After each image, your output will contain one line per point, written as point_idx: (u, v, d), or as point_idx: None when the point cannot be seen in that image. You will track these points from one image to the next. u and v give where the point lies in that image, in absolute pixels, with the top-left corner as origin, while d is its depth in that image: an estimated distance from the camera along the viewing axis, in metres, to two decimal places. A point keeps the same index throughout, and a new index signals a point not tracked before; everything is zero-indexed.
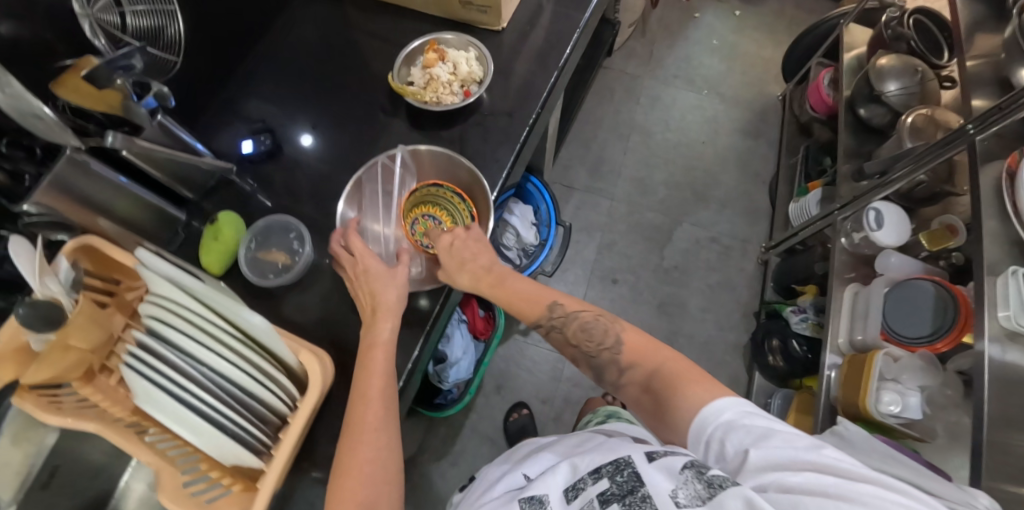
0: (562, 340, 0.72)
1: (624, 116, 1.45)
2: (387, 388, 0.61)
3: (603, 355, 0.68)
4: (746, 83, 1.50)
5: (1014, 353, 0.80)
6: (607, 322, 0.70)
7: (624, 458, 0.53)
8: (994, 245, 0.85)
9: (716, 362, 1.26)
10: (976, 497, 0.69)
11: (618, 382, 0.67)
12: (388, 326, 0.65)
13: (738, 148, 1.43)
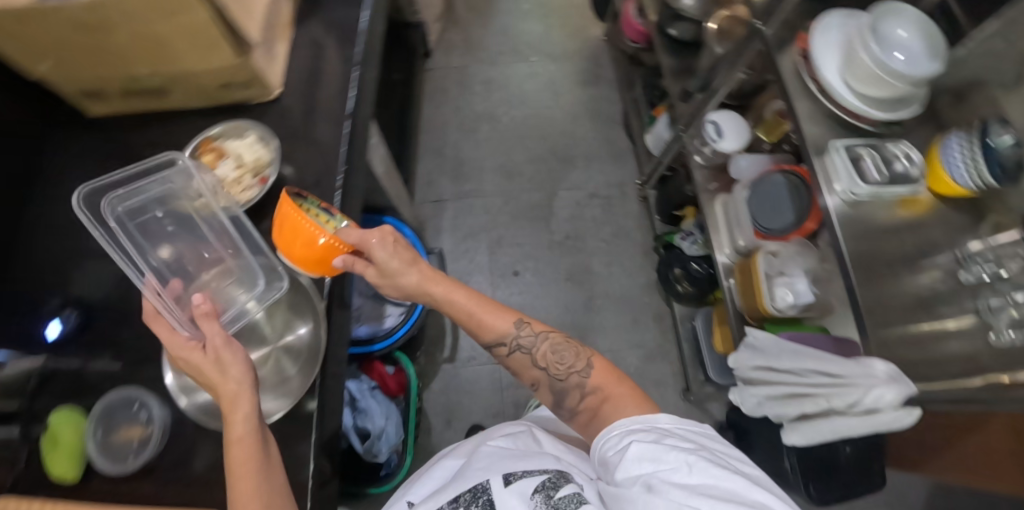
0: (524, 362, 0.78)
1: (466, 110, 1.44)
2: (260, 487, 0.54)
3: (566, 378, 0.75)
4: (567, 35, 1.53)
5: (865, 213, 0.86)
6: (579, 351, 0.76)
7: (483, 484, 0.68)
8: (813, 122, 0.89)
9: (636, 308, 1.29)
10: (873, 365, 0.75)
11: (572, 405, 0.74)
12: (248, 416, 0.55)
13: (581, 100, 1.46)
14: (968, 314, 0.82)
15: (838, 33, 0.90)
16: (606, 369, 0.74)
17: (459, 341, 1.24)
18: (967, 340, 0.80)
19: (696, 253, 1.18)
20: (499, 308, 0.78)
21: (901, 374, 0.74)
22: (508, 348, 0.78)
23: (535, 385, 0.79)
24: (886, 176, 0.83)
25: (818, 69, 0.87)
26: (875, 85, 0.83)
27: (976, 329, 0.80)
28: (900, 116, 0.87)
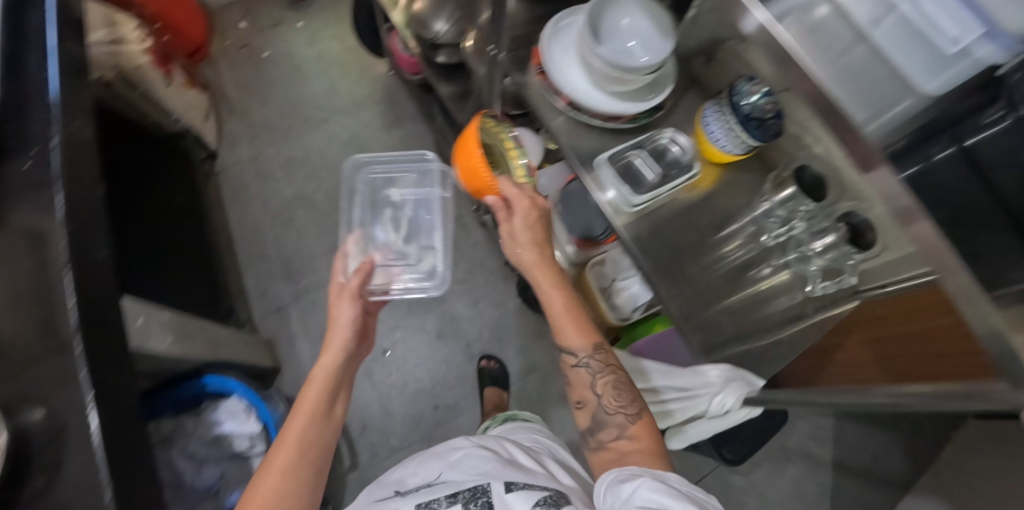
0: (584, 380, 0.67)
1: (275, 199, 1.34)
2: (314, 428, 0.63)
3: (612, 412, 0.64)
4: (353, 82, 1.47)
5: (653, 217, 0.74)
6: (638, 398, 0.65)
7: (482, 484, 0.59)
8: (582, 135, 0.80)
9: (517, 334, 1.26)
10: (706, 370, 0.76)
11: (602, 439, 0.63)
12: (330, 364, 0.71)
13: (389, 145, 1.41)
14: (783, 269, 0.78)
15: (569, 35, 0.77)
16: (648, 435, 0.61)
17: (355, 445, 1.16)
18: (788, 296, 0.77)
19: None
20: (590, 327, 0.69)
21: (734, 368, 0.77)
22: (575, 360, 0.68)
23: (580, 404, 0.67)
24: (660, 172, 0.72)
25: (562, 82, 0.75)
26: (624, 84, 0.72)
27: (792, 282, 0.78)
28: (656, 99, 0.76)
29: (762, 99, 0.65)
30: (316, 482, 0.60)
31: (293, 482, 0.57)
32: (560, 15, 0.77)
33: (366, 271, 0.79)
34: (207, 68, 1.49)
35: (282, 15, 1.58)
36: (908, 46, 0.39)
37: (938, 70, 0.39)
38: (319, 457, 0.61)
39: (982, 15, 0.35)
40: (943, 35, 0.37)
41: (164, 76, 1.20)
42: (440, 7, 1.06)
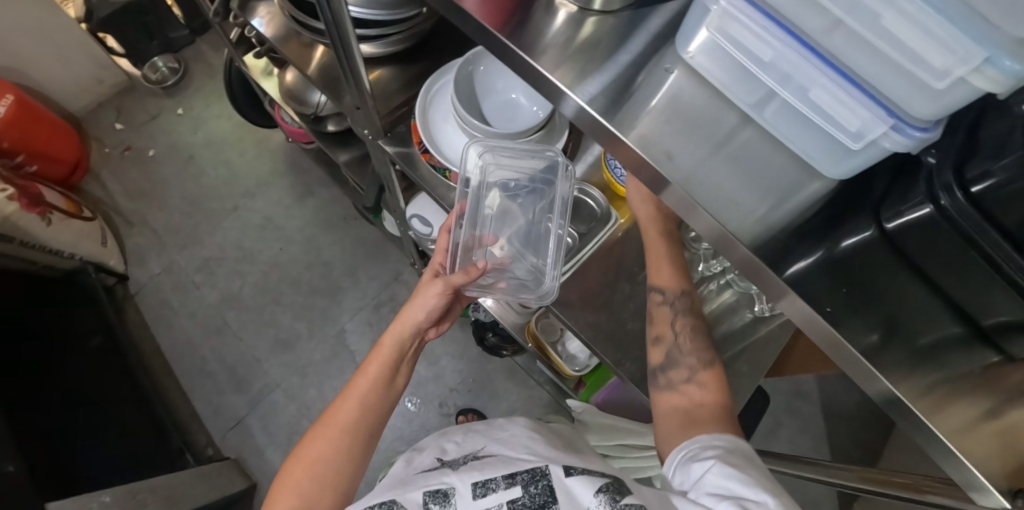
0: (668, 317, 0.59)
1: (201, 308, 1.25)
2: (363, 409, 0.57)
3: (686, 353, 0.56)
4: (253, 160, 1.38)
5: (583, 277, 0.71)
6: (715, 350, 0.57)
7: (541, 465, 0.47)
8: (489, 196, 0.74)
9: (488, 381, 1.22)
10: None
11: (670, 378, 0.55)
12: (398, 337, 0.62)
13: (307, 218, 1.32)
14: (726, 289, 0.73)
15: (445, 100, 0.70)
16: (717, 385, 0.53)
17: None
18: (735, 310, 0.72)
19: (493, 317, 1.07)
20: (682, 273, 0.60)
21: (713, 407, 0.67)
22: (662, 297, 0.59)
23: (655, 339, 0.58)
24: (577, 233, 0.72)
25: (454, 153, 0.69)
26: (512, 148, 0.66)
27: (737, 302, 0.72)
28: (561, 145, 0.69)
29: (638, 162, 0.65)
30: (351, 477, 0.54)
31: (328, 469, 0.52)
32: (430, 80, 0.69)
33: (474, 268, 0.61)
34: (92, 184, 1.37)
35: (158, 105, 1.46)
36: (808, 130, 0.34)
37: (844, 154, 0.34)
38: (376, 424, 0.57)
39: (886, 106, 0.29)
40: (845, 130, 0.32)
41: (42, 215, 1.10)
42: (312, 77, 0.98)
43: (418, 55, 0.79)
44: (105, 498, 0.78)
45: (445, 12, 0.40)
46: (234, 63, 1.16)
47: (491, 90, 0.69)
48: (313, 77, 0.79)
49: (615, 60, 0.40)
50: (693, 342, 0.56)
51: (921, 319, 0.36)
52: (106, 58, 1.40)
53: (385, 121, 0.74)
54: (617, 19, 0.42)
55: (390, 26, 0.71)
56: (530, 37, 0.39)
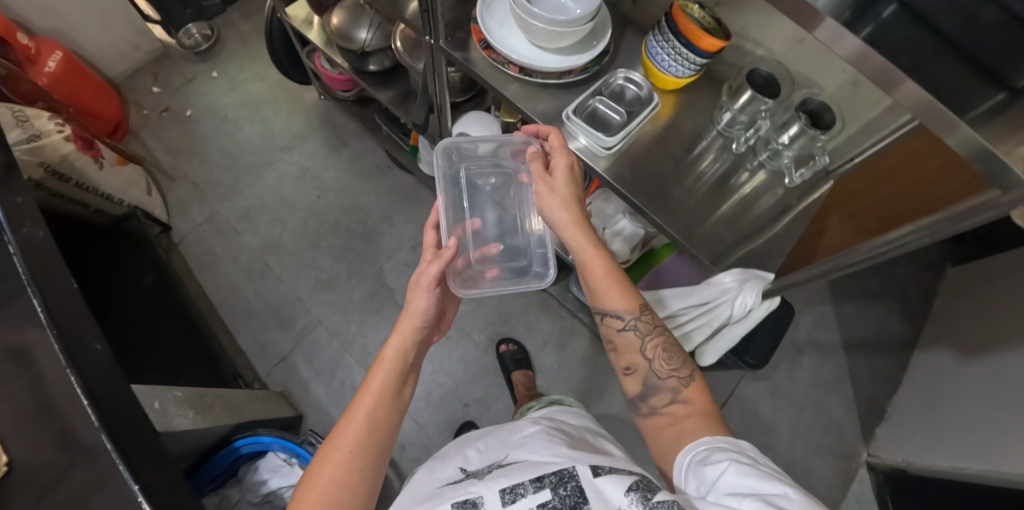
0: (633, 344, 0.62)
1: (243, 253, 1.30)
2: (371, 419, 0.55)
3: (665, 376, 0.59)
4: (287, 116, 1.44)
5: (629, 152, 0.76)
6: (688, 359, 0.60)
7: (569, 468, 0.49)
8: (539, 93, 0.79)
9: (523, 314, 1.26)
10: (723, 278, 0.76)
11: (654, 405, 0.58)
12: (400, 341, 0.62)
13: (342, 167, 1.38)
14: (759, 170, 0.78)
15: (498, 7, 0.77)
16: (701, 398, 0.56)
17: (400, 467, 1.12)
18: (770, 190, 0.77)
19: None
20: (629, 289, 0.63)
21: (747, 270, 0.74)
22: (620, 322, 0.62)
23: (628, 370, 0.62)
24: (625, 111, 0.76)
25: (509, 49, 0.74)
26: (566, 39, 0.72)
27: (770, 181, 0.77)
28: (605, 42, 0.76)
29: (701, 13, 0.70)
30: (364, 500, 0.51)
31: (343, 493, 0.50)
32: None
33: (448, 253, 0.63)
34: (132, 143, 1.42)
35: (193, 70, 1.52)
36: None
37: None
38: (381, 433, 0.55)
39: None
40: None
41: (95, 159, 1.15)
42: (359, 16, 1.04)
43: None
44: (178, 393, 0.82)
45: None
46: (276, 14, 1.22)
47: None
48: (381, 7, 0.88)
49: None
50: (670, 365, 0.59)
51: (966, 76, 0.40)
52: (143, 24, 1.46)
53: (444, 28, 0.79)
54: None
55: None
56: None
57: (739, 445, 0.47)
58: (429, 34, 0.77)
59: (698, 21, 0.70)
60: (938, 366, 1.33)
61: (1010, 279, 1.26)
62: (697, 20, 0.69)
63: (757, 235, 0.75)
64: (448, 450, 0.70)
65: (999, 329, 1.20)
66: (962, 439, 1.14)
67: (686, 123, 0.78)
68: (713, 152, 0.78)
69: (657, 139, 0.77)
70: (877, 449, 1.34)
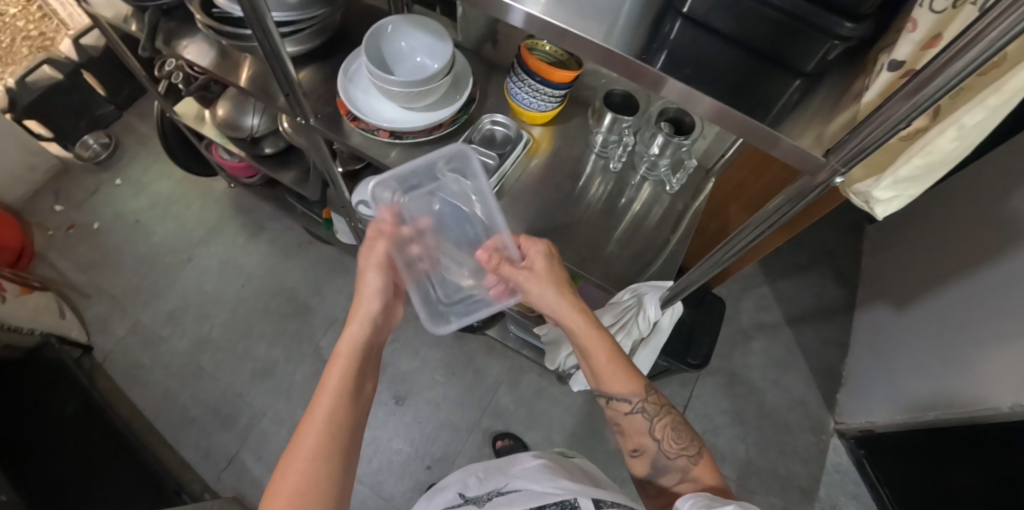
0: (640, 426, 0.60)
1: (173, 357, 1.25)
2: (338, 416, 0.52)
3: (673, 456, 0.58)
4: (199, 210, 1.41)
5: (512, 189, 0.78)
6: (695, 435, 0.59)
7: (571, 499, 0.54)
8: (419, 151, 0.80)
9: (470, 360, 1.24)
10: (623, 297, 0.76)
11: (665, 486, 0.58)
12: (357, 334, 0.58)
13: (263, 251, 1.36)
14: (643, 184, 0.81)
15: (362, 78, 0.78)
16: (709, 470, 0.56)
17: None
18: (657, 200, 0.80)
19: None
20: (632, 370, 0.61)
21: (643, 284, 0.75)
22: (626, 406, 0.61)
23: (636, 452, 0.61)
24: (497, 154, 0.77)
25: (377, 115, 0.76)
26: (430, 95, 0.74)
27: (655, 191, 0.81)
28: (468, 92, 0.78)
29: (550, 48, 0.73)
30: None
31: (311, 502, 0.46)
32: (345, 62, 0.78)
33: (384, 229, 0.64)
34: (40, 266, 1.36)
35: (96, 181, 1.49)
36: None
37: None
38: (344, 428, 0.52)
39: None
40: None
41: None
42: (243, 104, 1.04)
43: (335, 49, 0.87)
44: None
45: None
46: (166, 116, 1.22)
47: (399, 55, 0.78)
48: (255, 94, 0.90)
49: None
50: (680, 444, 0.58)
51: (765, 79, 0.48)
52: (36, 145, 1.42)
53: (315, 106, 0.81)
54: None
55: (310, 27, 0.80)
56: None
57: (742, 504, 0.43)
58: (300, 113, 0.79)
59: (551, 54, 0.74)
60: (878, 322, 1.39)
61: (924, 228, 1.33)
62: (549, 55, 0.74)
63: (652, 245, 0.78)
64: (450, 481, 0.77)
65: (923, 278, 1.26)
66: (914, 386, 1.18)
67: (563, 153, 0.81)
68: (598, 174, 0.81)
69: (538, 173, 0.79)
70: (842, 416, 1.36)
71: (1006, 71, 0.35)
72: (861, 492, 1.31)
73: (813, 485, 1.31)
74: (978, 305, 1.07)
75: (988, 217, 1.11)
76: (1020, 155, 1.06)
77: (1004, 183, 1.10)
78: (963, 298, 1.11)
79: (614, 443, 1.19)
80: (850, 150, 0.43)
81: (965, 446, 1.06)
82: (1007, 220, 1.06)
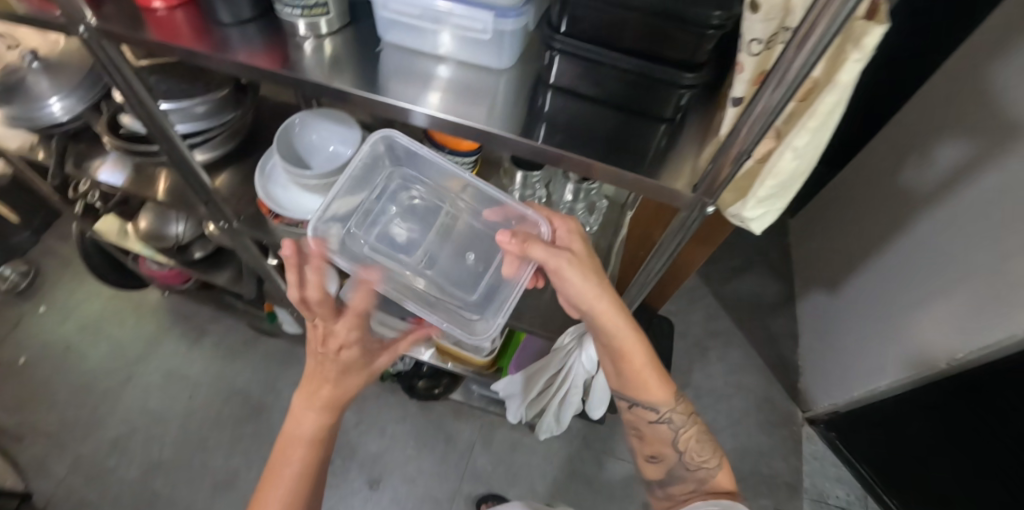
0: (665, 436, 0.61)
1: (123, 488, 1.16)
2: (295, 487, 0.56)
3: (693, 468, 0.59)
4: (135, 324, 1.36)
5: None
6: (717, 448, 0.60)
7: None
8: None
9: (440, 427, 1.23)
10: (564, 340, 0.78)
11: (672, 493, 0.59)
12: (318, 421, 0.58)
13: (209, 355, 1.31)
14: None
15: (279, 175, 0.80)
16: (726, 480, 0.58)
17: None
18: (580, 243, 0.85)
19: (410, 364, 1.19)
20: (665, 379, 0.61)
21: (578, 326, 0.76)
22: (653, 414, 0.61)
23: (653, 458, 0.62)
24: None
25: (300, 209, 0.77)
26: None
27: None
28: None
29: None
30: None
31: None
32: (260, 163, 0.79)
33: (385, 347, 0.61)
34: None
35: (16, 312, 1.39)
36: (475, 49, 0.54)
37: (501, 52, 0.53)
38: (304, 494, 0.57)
39: (485, 7, 0.48)
40: (478, 31, 0.50)
41: None
42: (164, 214, 1.03)
43: (252, 151, 0.90)
44: None
45: (251, 79, 0.54)
46: (86, 236, 1.18)
47: (312, 148, 0.80)
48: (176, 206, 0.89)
49: (368, 58, 0.55)
50: (701, 457, 0.59)
51: (636, 128, 0.53)
52: None
53: (237, 210, 0.83)
54: (343, 37, 0.56)
55: (220, 135, 0.81)
56: (300, 68, 0.52)
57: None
58: (222, 218, 0.82)
59: None
60: (817, 309, 1.47)
61: (836, 216, 1.45)
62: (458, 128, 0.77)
63: None
64: None
65: (847, 259, 1.36)
66: (861, 363, 1.25)
67: None
68: None
69: None
70: (806, 406, 1.42)
71: (816, 96, 0.39)
72: (842, 473, 1.35)
73: (796, 478, 1.34)
74: (899, 277, 1.16)
75: (885, 198, 1.23)
76: (903, 137, 1.20)
77: (892, 164, 1.23)
78: (885, 272, 1.21)
79: (596, 481, 1.19)
80: (710, 183, 0.47)
81: (925, 409, 1.12)
82: (903, 194, 1.17)
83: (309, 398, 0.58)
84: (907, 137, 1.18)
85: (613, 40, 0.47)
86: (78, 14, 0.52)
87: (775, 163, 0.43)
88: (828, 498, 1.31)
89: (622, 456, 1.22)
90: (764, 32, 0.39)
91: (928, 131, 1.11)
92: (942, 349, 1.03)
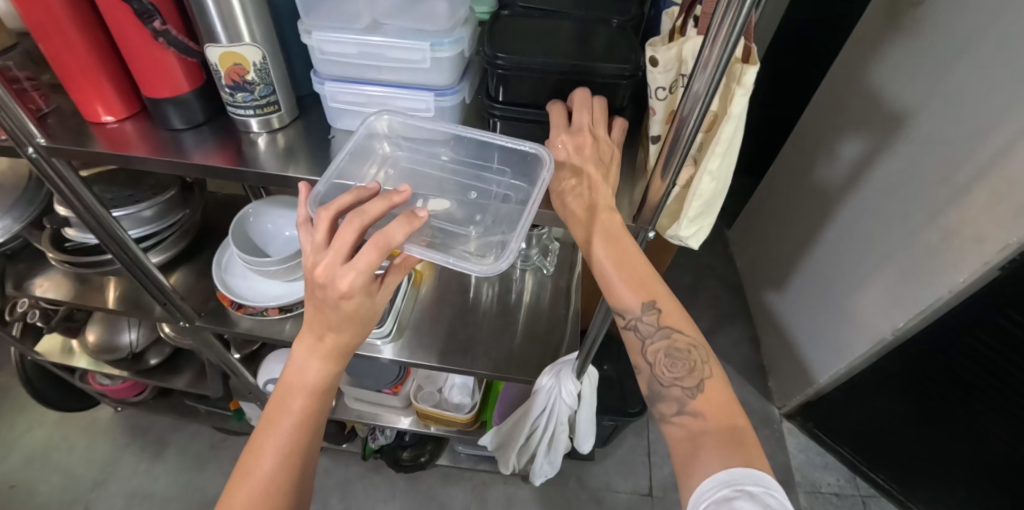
0: (635, 346, 0.48)
1: None
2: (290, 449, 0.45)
3: (667, 384, 0.46)
4: (88, 447, 1.25)
5: (413, 324, 0.83)
6: (703, 363, 0.45)
7: None
8: None
9: (433, 494, 1.19)
10: (544, 382, 0.77)
11: (661, 416, 0.46)
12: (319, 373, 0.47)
13: (175, 465, 1.22)
14: (525, 275, 0.91)
15: (237, 266, 0.80)
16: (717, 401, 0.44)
17: None
18: (541, 284, 0.90)
19: (393, 434, 1.16)
20: (652, 284, 0.47)
21: (557, 362, 0.75)
22: (625, 323, 0.47)
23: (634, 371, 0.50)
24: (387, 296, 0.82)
25: (259, 296, 0.77)
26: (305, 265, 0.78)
27: (538, 277, 0.91)
28: None
29: None
30: None
31: None
32: (216, 256, 0.80)
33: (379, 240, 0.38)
34: None
35: None
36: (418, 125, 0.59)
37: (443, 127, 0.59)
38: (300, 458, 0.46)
39: (425, 88, 0.54)
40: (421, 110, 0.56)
41: None
42: (116, 323, 1.00)
43: (207, 246, 0.90)
44: None
45: (206, 177, 0.56)
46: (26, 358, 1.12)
47: (267, 236, 0.81)
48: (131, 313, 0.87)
49: (322, 141, 0.59)
50: (673, 372, 0.46)
51: None
52: None
53: (199, 304, 0.81)
54: (294, 127, 0.60)
55: (172, 237, 0.82)
56: (255, 162, 0.55)
57: (772, 492, 0.37)
58: (182, 317, 0.79)
59: None
60: (769, 311, 1.58)
61: (766, 223, 1.59)
62: None
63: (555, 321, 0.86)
64: None
65: (785, 259, 1.48)
66: (818, 354, 1.34)
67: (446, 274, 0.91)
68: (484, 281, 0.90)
69: (429, 302, 0.88)
70: (780, 403, 1.48)
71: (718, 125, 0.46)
72: (828, 461, 1.39)
73: (789, 475, 1.37)
74: (832, 267, 1.27)
75: (803, 199, 1.38)
76: (805, 143, 1.35)
77: (802, 169, 1.38)
78: (819, 265, 1.33)
79: None
80: (647, 213, 0.52)
81: (883, 383, 1.20)
82: (817, 192, 1.31)
83: (310, 345, 0.46)
84: (809, 142, 1.34)
85: (540, 101, 0.53)
86: (28, 136, 0.54)
87: (698, 186, 0.49)
88: (822, 488, 1.35)
89: (619, 487, 1.22)
90: (665, 81, 0.47)
91: (825, 133, 1.26)
92: (883, 324, 1.12)
